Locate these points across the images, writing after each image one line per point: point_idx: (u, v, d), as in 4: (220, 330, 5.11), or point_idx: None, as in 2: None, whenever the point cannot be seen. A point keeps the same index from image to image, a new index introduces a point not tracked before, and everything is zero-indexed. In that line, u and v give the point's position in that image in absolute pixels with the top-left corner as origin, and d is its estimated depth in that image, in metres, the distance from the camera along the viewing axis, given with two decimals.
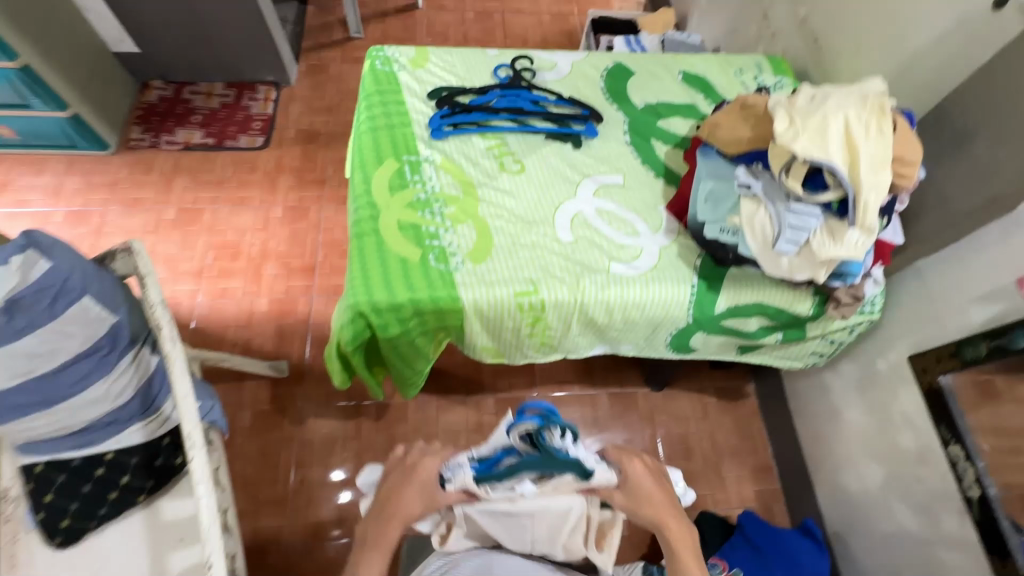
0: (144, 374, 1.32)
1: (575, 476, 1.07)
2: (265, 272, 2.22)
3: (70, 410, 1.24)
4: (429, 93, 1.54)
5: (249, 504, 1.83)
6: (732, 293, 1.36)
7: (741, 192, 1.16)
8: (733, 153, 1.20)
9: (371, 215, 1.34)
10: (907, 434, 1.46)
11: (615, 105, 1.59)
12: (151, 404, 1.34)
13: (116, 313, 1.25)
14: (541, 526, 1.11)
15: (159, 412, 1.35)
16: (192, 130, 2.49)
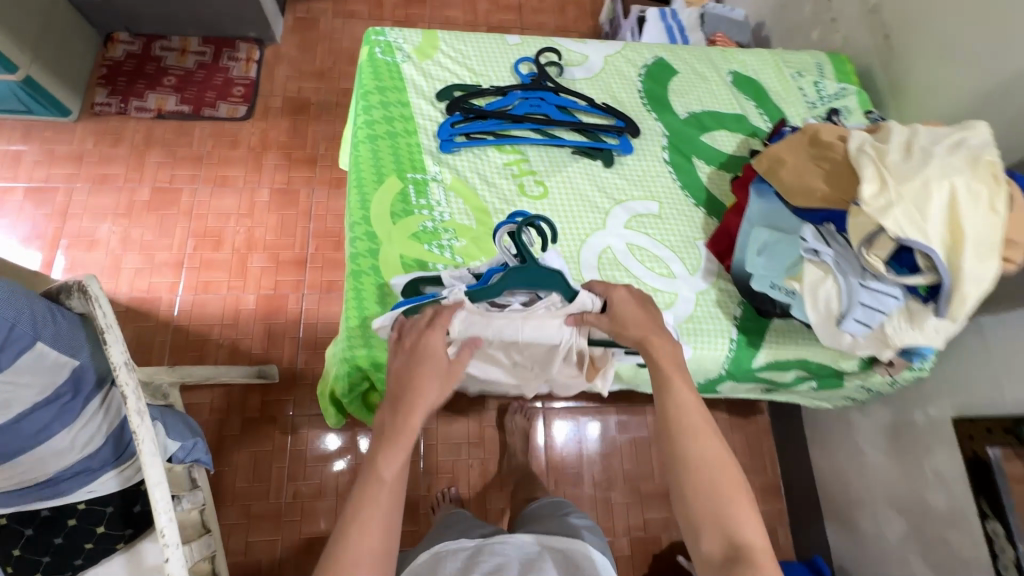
0: (116, 419, 1.17)
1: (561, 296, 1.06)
2: (251, 264, 2.04)
3: (33, 461, 1.11)
4: (438, 93, 1.31)
5: (240, 518, 1.76)
6: (774, 345, 1.21)
7: (804, 257, 0.99)
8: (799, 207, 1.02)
9: (370, 248, 1.16)
10: (938, 492, 1.37)
11: (654, 114, 1.37)
12: (126, 450, 1.20)
13: (78, 356, 1.10)
14: (527, 351, 1.08)
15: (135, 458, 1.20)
16: (165, 95, 2.21)
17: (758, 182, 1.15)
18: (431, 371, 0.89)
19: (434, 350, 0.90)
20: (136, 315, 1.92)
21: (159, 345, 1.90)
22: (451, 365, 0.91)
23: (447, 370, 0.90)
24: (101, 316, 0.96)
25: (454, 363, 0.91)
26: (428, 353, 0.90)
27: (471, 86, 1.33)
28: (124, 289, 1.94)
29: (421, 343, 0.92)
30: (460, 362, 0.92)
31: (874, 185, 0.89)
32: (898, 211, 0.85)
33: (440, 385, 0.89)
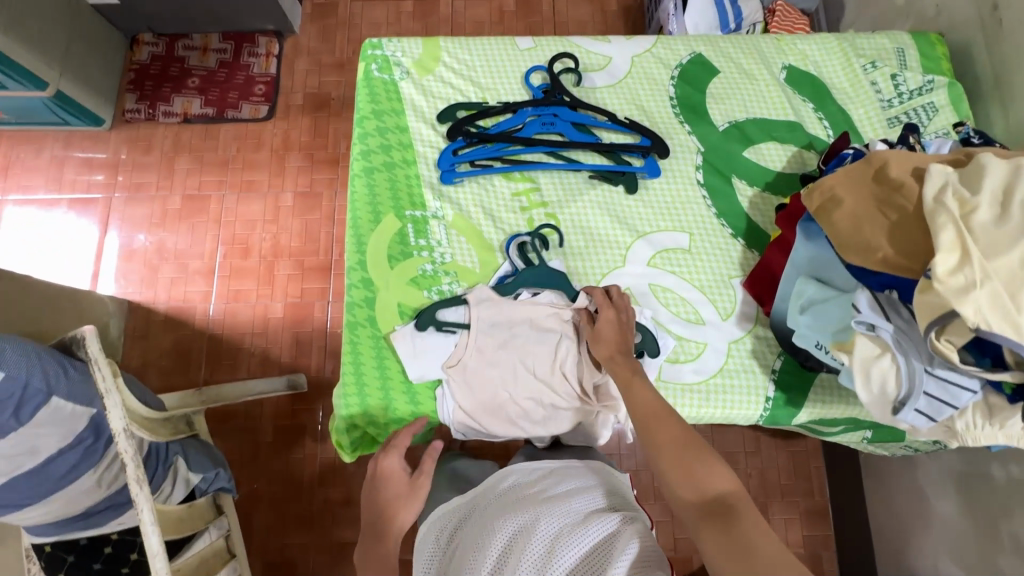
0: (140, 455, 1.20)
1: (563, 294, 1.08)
2: (278, 272, 2.04)
3: (63, 502, 1.12)
4: (440, 113, 1.19)
5: (276, 519, 1.84)
6: (816, 406, 1.06)
7: (859, 329, 0.82)
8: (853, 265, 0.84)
9: (366, 297, 1.09)
10: (1013, 559, 1.18)
11: (687, 126, 1.19)
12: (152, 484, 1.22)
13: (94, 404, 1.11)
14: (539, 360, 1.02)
15: (161, 491, 1.23)
16: (190, 98, 2.19)
17: (805, 221, 0.98)
18: (394, 492, 0.91)
19: (393, 478, 0.92)
20: (173, 324, 1.99)
21: (195, 353, 1.96)
22: (411, 480, 0.92)
23: (409, 491, 0.91)
24: (101, 380, 0.98)
25: (413, 480, 0.92)
26: (389, 482, 0.92)
27: (476, 105, 1.19)
28: (162, 297, 2.01)
29: (381, 469, 0.93)
30: (422, 474, 0.93)
31: (954, 255, 0.70)
32: (985, 296, 0.67)
33: (408, 504, 0.90)
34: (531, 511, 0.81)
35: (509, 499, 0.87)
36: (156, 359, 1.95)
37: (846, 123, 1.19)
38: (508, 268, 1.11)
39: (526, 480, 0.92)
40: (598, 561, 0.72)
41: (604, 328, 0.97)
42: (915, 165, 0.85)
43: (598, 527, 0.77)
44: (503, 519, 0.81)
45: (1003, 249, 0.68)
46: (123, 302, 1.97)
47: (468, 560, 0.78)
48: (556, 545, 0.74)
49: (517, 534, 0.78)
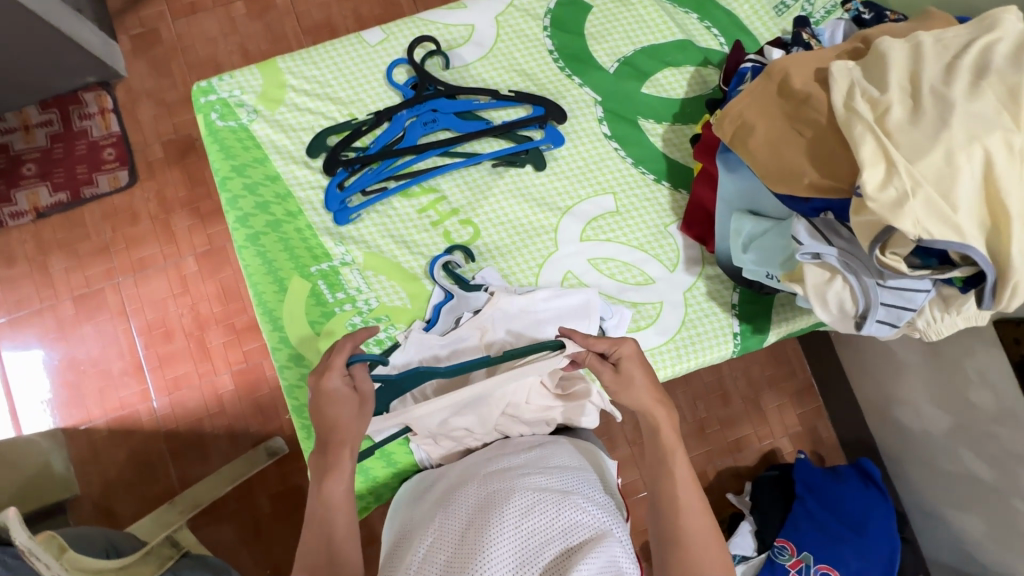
0: None
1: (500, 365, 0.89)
2: (211, 342, 1.69)
3: None
4: (309, 148, 1.05)
5: None
6: (781, 323, 1.05)
7: (803, 260, 0.79)
8: (785, 194, 0.80)
9: (303, 374, 0.99)
10: (981, 391, 1.23)
11: (577, 79, 1.09)
12: None
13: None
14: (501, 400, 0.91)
15: None
16: (34, 188, 1.72)
17: (723, 152, 0.92)
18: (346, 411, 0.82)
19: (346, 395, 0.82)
20: (122, 434, 1.63)
21: (159, 458, 1.62)
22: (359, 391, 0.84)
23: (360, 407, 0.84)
24: (44, 570, 0.84)
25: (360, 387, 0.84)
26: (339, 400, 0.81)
27: (346, 125, 1.05)
28: (97, 412, 1.64)
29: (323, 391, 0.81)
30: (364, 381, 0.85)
31: (880, 168, 0.66)
32: (919, 204, 0.64)
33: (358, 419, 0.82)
34: (505, 480, 0.76)
35: (486, 469, 0.82)
36: (117, 477, 1.61)
37: (734, 26, 1.12)
38: (440, 294, 1.01)
39: (511, 453, 0.86)
40: (566, 551, 0.67)
41: (632, 369, 0.83)
42: (816, 69, 0.79)
43: (572, 514, 0.71)
44: (474, 489, 0.76)
45: (921, 149, 0.65)
46: (56, 433, 1.60)
47: (429, 526, 0.73)
48: (528, 523, 0.69)
49: (489, 501, 0.72)
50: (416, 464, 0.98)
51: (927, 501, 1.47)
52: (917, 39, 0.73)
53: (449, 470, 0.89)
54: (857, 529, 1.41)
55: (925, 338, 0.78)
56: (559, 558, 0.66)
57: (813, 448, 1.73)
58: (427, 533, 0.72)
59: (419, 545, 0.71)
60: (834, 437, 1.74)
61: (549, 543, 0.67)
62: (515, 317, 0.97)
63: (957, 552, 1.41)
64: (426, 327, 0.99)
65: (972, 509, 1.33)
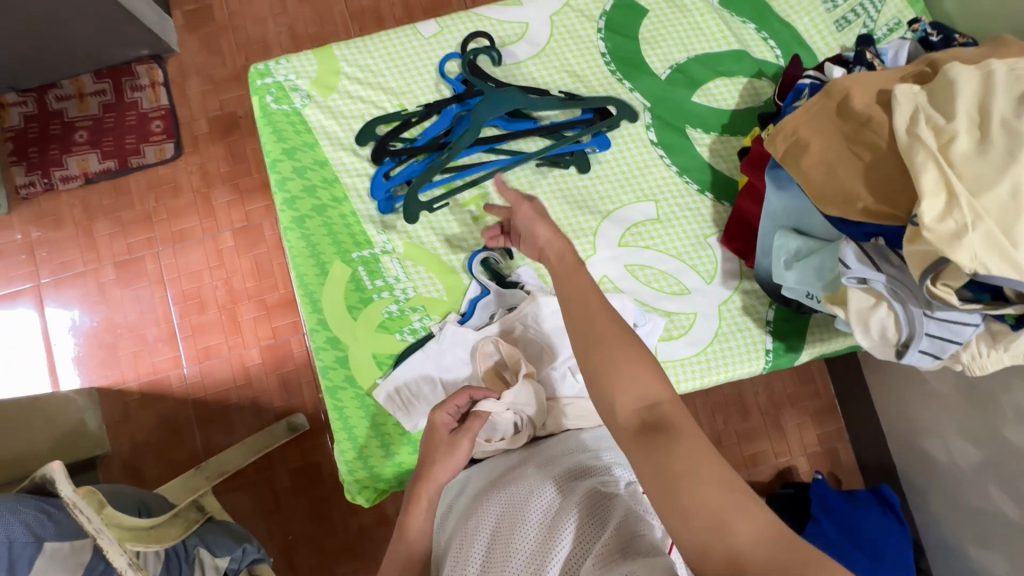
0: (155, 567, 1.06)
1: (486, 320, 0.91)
2: (243, 316, 1.73)
3: None
4: (358, 136, 1.06)
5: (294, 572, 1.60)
6: (816, 344, 1.04)
7: (848, 283, 0.79)
8: (838, 218, 0.79)
9: (338, 357, 1.01)
10: (1018, 428, 1.19)
11: (628, 83, 1.09)
12: None
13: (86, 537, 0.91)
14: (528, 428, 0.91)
15: None
16: (84, 154, 1.78)
17: (772, 168, 0.92)
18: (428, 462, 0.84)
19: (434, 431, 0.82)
20: (153, 398, 1.69)
21: (186, 423, 1.68)
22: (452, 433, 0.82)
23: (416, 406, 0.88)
24: (87, 523, 0.86)
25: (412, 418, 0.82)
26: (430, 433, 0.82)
27: (396, 116, 1.07)
28: (131, 375, 1.70)
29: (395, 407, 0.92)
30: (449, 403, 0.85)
31: (940, 198, 0.65)
32: (979, 237, 0.63)
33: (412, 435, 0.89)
34: (524, 479, 0.78)
35: (508, 468, 0.84)
36: (147, 440, 1.67)
37: (793, 39, 1.10)
38: (477, 289, 1.03)
39: (534, 452, 0.87)
40: (589, 519, 0.68)
41: None
42: (878, 91, 0.78)
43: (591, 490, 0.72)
44: (495, 487, 0.78)
45: (984, 180, 0.64)
46: (91, 391, 1.66)
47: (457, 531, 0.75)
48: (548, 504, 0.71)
49: (510, 496, 0.75)
50: None
51: (947, 534, 1.45)
52: (991, 66, 0.71)
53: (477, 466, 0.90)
54: (872, 555, 1.39)
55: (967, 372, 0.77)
56: (584, 529, 0.67)
57: (831, 469, 1.71)
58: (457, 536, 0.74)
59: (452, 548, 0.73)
60: (852, 460, 1.72)
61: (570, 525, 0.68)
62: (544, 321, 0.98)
63: None
64: (460, 320, 1.01)
65: (995, 547, 1.30)
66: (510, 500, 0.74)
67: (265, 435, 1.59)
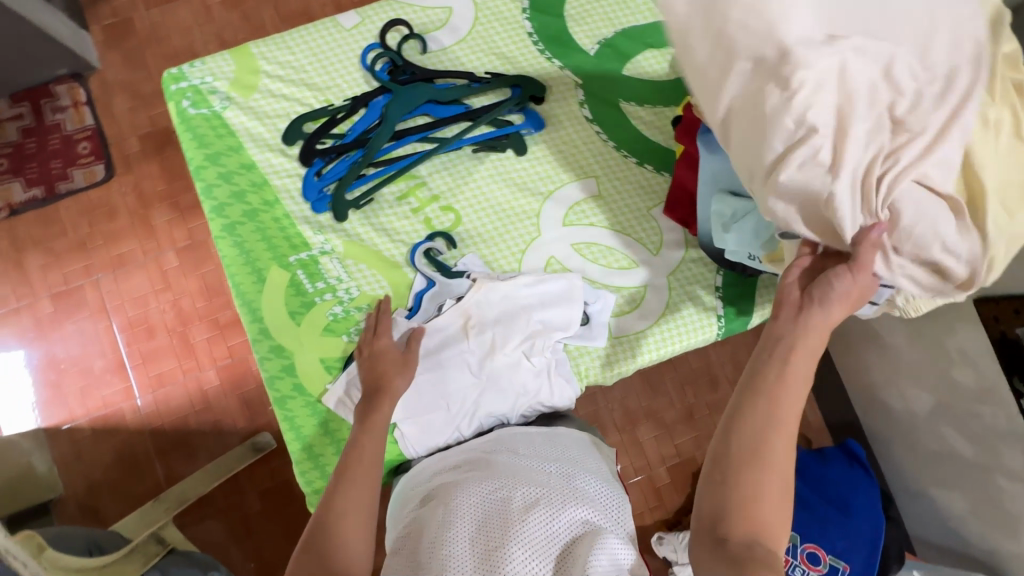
0: None
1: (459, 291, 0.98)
2: (195, 338, 1.66)
3: None
4: (284, 136, 1.02)
5: None
6: (766, 305, 1.05)
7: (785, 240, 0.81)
8: None
9: (284, 365, 0.97)
10: (964, 369, 1.23)
11: (558, 61, 1.08)
12: None
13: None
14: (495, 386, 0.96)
15: None
16: (7, 183, 1.67)
17: (704, 133, 0.91)
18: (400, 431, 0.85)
19: (386, 352, 0.90)
20: (105, 434, 1.60)
21: (144, 456, 1.60)
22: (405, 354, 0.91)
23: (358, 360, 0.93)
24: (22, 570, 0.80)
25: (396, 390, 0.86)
26: (382, 354, 0.91)
27: (322, 111, 1.03)
28: (78, 412, 1.61)
29: (377, 350, 0.91)
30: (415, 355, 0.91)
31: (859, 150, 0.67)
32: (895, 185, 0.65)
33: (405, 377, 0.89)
34: (509, 476, 0.78)
35: (485, 462, 0.83)
36: (102, 479, 1.58)
37: None
38: (422, 281, 1.00)
39: (511, 441, 0.88)
40: (571, 547, 0.70)
41: None
42: None
43: (577, 515, 0.74)
44: (477, 477, 0.79)
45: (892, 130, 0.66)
46: (37, 433, 1.57)
47: (427, 523, 0.74)
48: (535, 521, 0.71)
49: (494, 501, 0.74)
50: (403, 456, 0.95)
51: (912, 481, 1.49)
52: None
53: (448, 455, 0.90)
54: (843, 508, 1.42)
55: (905, 315, 0.80)
56: (567, 558, 0.69)
57: (800, 430, 1.74)
58: (426, 531, 0.73)
59: (423, 531, 0.73)
60: (821, 420, 1.75)
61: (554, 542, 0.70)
62: (498, 302, 0.96)
63: (943, 530, 1.43)
64: (408, 315, 0.98)
65: (956, 487, 1.34)
66: (494, 507, 0.73)
67: (228, 458, 1.53)
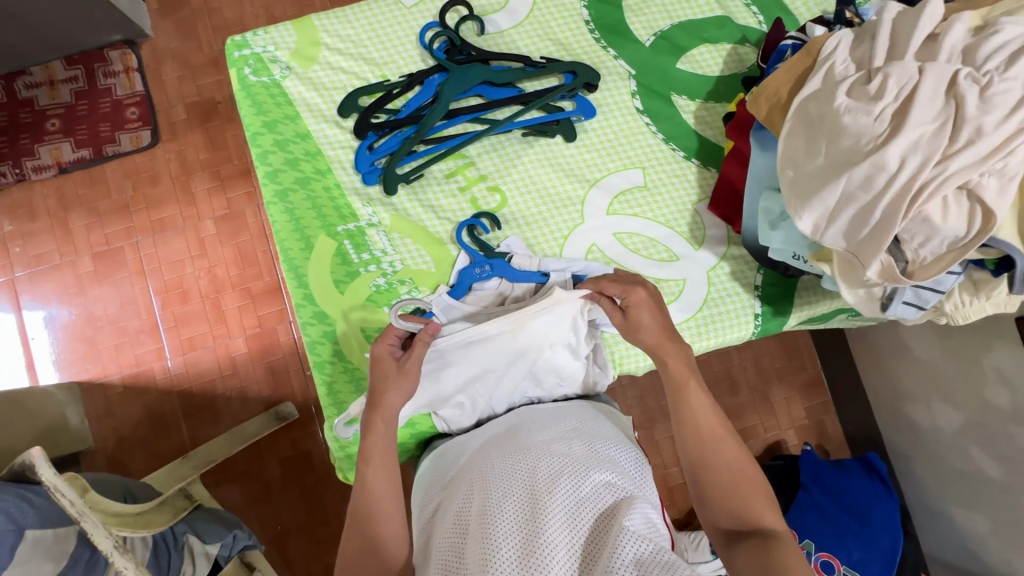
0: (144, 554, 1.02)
1: (499, 277, 0.99)
2: (227, 306, 1.70)
3: None
4: (340, 107, 1.04)
5: (284, 563, 1.57)
6: (803, 308, 1.05)
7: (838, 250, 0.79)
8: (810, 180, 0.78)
9: (325, 332, 0.99)
10: (997, 388, 1.22)
11: (612, 51, 1.09)
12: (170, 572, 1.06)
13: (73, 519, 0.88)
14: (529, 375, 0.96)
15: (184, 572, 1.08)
16: (57, 142, 1.72)
17: (758, 130, 0.91)
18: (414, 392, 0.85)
19: (382, 361, 0.86)
20: (136, 392, 1.65)
21: (172, 416, 1.64)
22: (401, 363, 0.86)
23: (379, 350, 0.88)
24: (71, 507, 0.82)
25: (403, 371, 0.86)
26: (379, 364, 0.86)
27: (378, 86, 1.05)
28: (112, 369, 1.66)
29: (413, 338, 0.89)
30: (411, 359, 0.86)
31: (916, 156, 0.68)
32: (942, 194, 0.67)
33: (400, 388, 0.84)
34: (531, 449, 0.78)
35: (506, 440, 0.83)
36: (131, 434, 1.63)
37: (775, 5, 1.10)
38: (465, 259, 1.01)
39: (539, 421, 0.88)
40: (600, 513, 0.69)
41: (642, 321, 0.84)
42: (856, 49, 0.79)
43: (603, 480, 0.74)
44: (500, 455, 0.79)
45: (954, 137, 0.67)
46: (72, 386, 1.62)
47: (456, 507, 0.75)
48: (559, 489, 0.71)
49: (517, 475, 0.74)
50: (434, 426, 0.98)
51: (932, 498, 1.48)
52: (964, 20, 0.72)
53: (475, 435, 0.92)
54: (862, 521, 1.41)
55: (952, 323, 0.80)
56: (597, 521, 0.69)
57: (818, 441, 1.72)
58: (456, 515, 0.74)
59: (456, 514, 0.74)
60: (840, 432, 1.74)
61: (583, 507, 0.70)
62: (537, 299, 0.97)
63: (960, 550, 1.41)
64: (451, 292, 0.99)
65: (979, 508, 1.33)
66: (516, 480, 0.73)
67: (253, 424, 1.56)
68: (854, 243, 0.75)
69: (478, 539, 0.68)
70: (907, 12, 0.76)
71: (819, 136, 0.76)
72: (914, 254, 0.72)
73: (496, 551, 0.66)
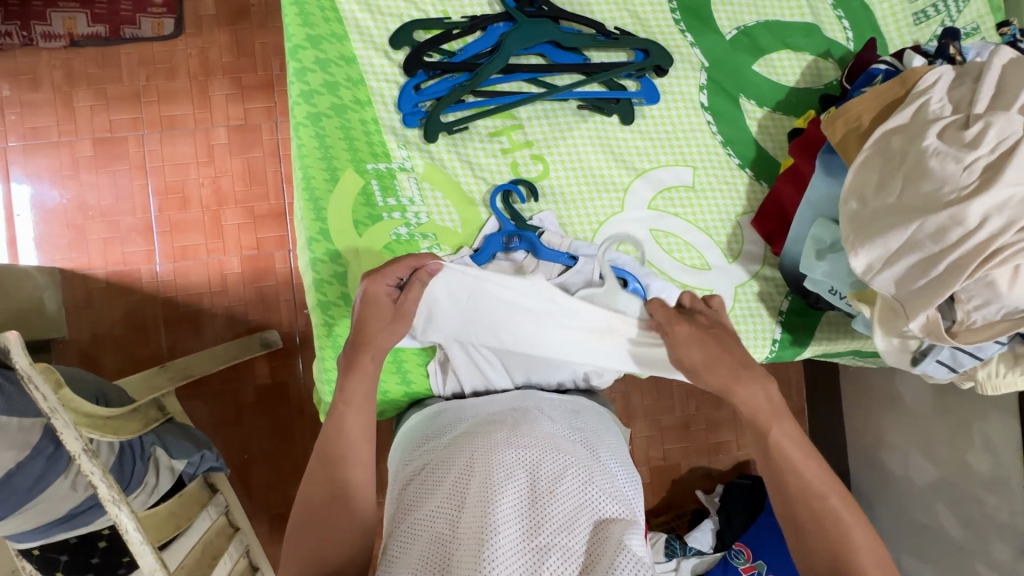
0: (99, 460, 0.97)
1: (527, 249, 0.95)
2: (226, 221, 1.62)
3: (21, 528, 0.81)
4: (393, 37, 0.97)
5: (241, 487, 1.56)
6: (821, 342, 1.03)
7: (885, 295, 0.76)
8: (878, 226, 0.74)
9: (336, 272, 0.93)
10: (981, 456, 1.22)
11: (690, 37, 1.02)
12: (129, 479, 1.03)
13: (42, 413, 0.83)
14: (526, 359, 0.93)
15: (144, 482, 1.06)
16: (71, 12, 1.59)
17: (826, 152, 0.87)
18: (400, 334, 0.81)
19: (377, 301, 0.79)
20: (118, 291, 1.59)
21: (152, 322, 1.59)
22: (397, 304, 0.80)
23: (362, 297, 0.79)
24: (42, 401, 0.76)
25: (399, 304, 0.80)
26: (372, 303, 0.79)
27: (437, 23, 0.98)
28: (98, 262, 1.59)
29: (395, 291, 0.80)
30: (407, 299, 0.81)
31: (1000, 218, 0.64)
32: (1015, 262, 0.64)
33: (391, 330, 0.80)
34: (537, 439, 0.75)
35: (504, 422, 0.80)
36: (107, 332, 1.57)
37: (868, 23, 1.04)
38: (494, 226, 0.96)
39: (541, 409, 0.85)
40: (597, 524, 0.67)
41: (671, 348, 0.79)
42: (956, 88, 0.74)
43: (604, 490, 0.71)
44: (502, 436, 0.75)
45: None
46: (52, 270, 1.55)
47: (448, 481, 0.71)
48: (562, 487, 0.68)
49: (519, 462, 0.71)
50: (428, 390, 0.97)
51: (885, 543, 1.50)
52: None
53: (473, 404, 0.90)
54: None
55: (981, 390, 0.79)
56: (594, 531, 0.66)
57: None
58: (446, 490, 0.70)
59: (447, 488, 0.70)
60: None
61: (582, 514, 0.67)
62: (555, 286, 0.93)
63: None
64: (473, 256, 0.94)
65: (931, 562, 1.35)
66: (519, 468, 0.70)
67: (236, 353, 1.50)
68: (904, 291, 0.72)
69: (471, 521, 0.64)
70: (1020, 61, 0.71)
71: (896, 174, 0.72)
72: (964, 316, 0.70)
73: (489, 535, 0.62)
